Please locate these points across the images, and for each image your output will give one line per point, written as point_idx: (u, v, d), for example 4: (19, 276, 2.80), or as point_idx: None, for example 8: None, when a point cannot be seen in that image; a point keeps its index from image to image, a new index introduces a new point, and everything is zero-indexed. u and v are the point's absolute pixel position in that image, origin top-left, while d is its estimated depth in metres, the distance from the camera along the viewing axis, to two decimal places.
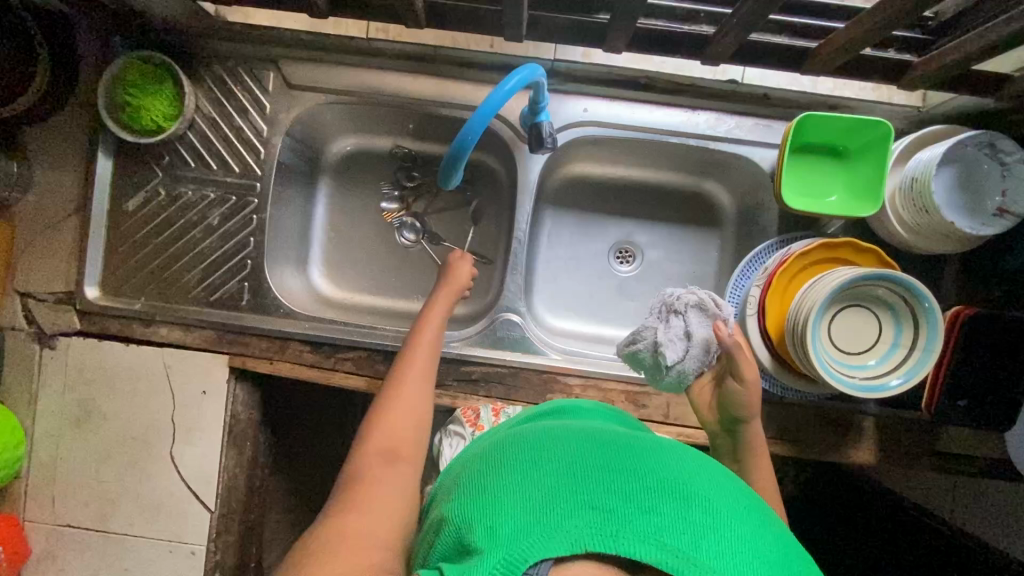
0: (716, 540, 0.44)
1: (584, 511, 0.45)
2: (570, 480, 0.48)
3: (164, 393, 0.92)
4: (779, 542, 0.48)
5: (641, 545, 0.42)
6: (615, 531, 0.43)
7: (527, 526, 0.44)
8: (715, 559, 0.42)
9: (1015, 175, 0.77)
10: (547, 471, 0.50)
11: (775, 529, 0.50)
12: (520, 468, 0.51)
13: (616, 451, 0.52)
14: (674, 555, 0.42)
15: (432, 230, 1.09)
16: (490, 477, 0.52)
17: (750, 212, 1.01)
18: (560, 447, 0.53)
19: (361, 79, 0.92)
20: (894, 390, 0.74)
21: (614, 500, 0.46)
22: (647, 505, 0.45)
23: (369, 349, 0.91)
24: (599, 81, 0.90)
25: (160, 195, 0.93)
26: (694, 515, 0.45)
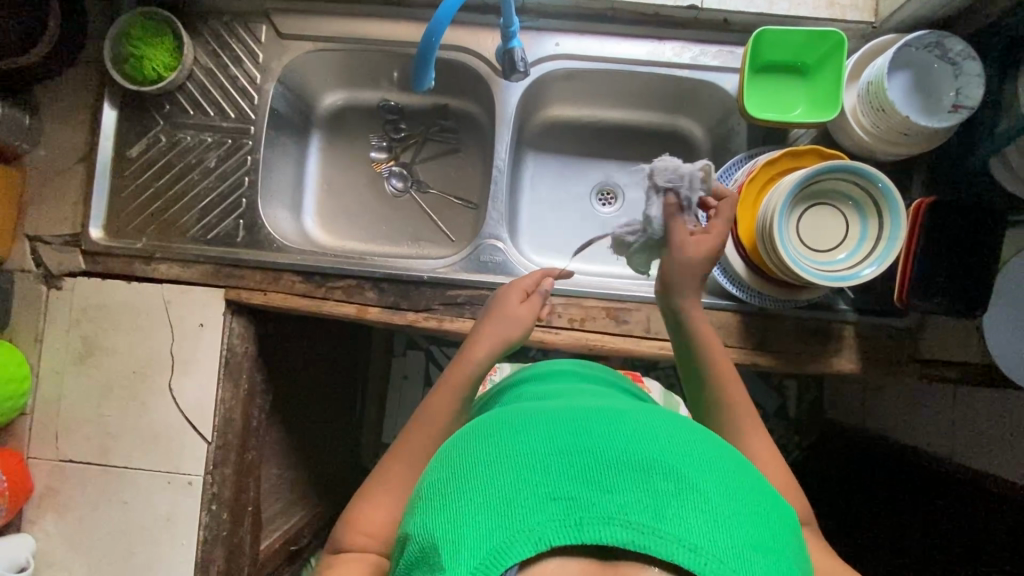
0: (680, 504, 0.43)
1: (543, 507, 0.43)
2: (521, 467, 0.46)
3: (162, 328, 0.95)
4: (753, 490, 0.47)
5: (605, 528, 0.42)
6: (576, 520, 0.42)
7: (489, 532, 0.43)
8: (681, 525, 0.42)
9: (966, 73, 0.81)
10: (500, 459, 0.47)
11: (750, 473, 0.49)
12: (469, 462, 0.48)
13: (567, 422, 0.50)
14: (639, 531, 0.41)
15: (420, 178, 1.14)
16: (442, 476, 0.49)
17: (723, 142, 1.05)
18: (507, 429, 0.51)
19: (345, 26, 0.99)
20: (869, 275, 0.76)
21: (571, 482, 0.44)
22: (606, 483, 0.44)
23: (359, 278, 0.94)
24: (568, 17, 0.95)
25: (162, 141, 0.99)
26: (657, 485, 0.44)
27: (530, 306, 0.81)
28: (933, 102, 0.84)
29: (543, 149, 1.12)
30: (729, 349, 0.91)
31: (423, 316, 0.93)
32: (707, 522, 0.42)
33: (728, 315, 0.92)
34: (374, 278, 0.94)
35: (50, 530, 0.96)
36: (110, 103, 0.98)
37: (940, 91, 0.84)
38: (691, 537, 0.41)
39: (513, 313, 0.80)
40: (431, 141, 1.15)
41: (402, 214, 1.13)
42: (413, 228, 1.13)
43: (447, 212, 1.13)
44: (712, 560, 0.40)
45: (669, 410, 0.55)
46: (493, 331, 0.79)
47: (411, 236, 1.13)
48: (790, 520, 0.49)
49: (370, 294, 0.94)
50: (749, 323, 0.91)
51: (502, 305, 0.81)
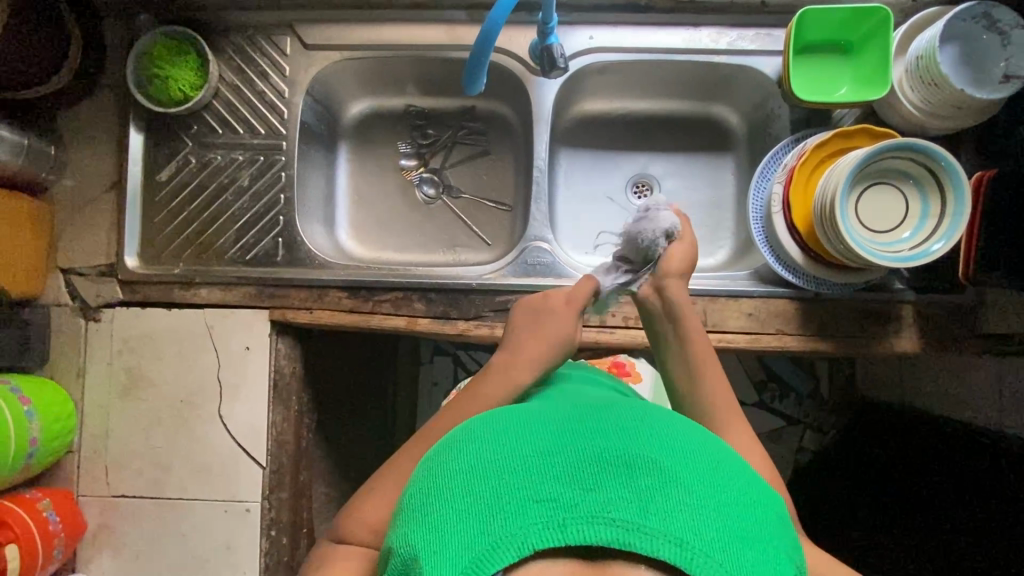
0: (664, 499, 0.43)
1: (527, 510, 0.43)
2: (502, 472, 0.46)
3: (208, 354, 0.93)
4: (739, 478, 0.47)
5: (587, 528, 0.41)
6: (559, 522, 0.42)
7: (474, 538, 0.42)
8: (664, 519, 0.41)
9: (1015, 43, 0.80)
10: (484, 464, 0.47)
11: (737, 463, 0.49)
12: (450, 469, 0.48)
13: (551, 426, 0.50)
14: (622, 528, 0.41)
15: (452, 183, 1.12)
16: (423, 485, 0.48)
17: (761, 127, 1.03)
18: (488, 433, 0.50)
19: (372, 33, 0.97)
20: (940, 250, 0.74)
21: (553, 484, 0.44)
22: (589, 483, 0.44)
23: (406, 289, 0.92)
24: (602, 9, 0.93)
25: (192, 163, 0.97)
26: (640, 480, 0.44)
27: (558, 327, 0.76)
28: (983, 73, 0.83)
29: (575, 145, 1.10)
30: (787, 337, 0.90)
31: (473, 324, 0.91)
32: (691, 514, 0.42)
33: (784, 303, 0.90)
34: (421, 288, 0.92)
35: (106, 567, 0.94)
36: (135, 127, 0.96)
37: (989, 62, 0.82)
38: (677, 530, 0.41)
39: (545, 326, 0.76)
40: (460, 145, 1.12)
41: (436, 221, 1.11)
42: (447, 234, 1.11)
43: (481, 216, 1.11)
44: (698, 554, 0.40)
45: (658, 406, 0.55)
46: (521, 337, 0.77)
47: (445, 242, 1.11)
48: (779, 506, 0.49)
49: (418, 305, 0.92)
50: (805, 310, 0.90)
51: (541, 311, 0.79)
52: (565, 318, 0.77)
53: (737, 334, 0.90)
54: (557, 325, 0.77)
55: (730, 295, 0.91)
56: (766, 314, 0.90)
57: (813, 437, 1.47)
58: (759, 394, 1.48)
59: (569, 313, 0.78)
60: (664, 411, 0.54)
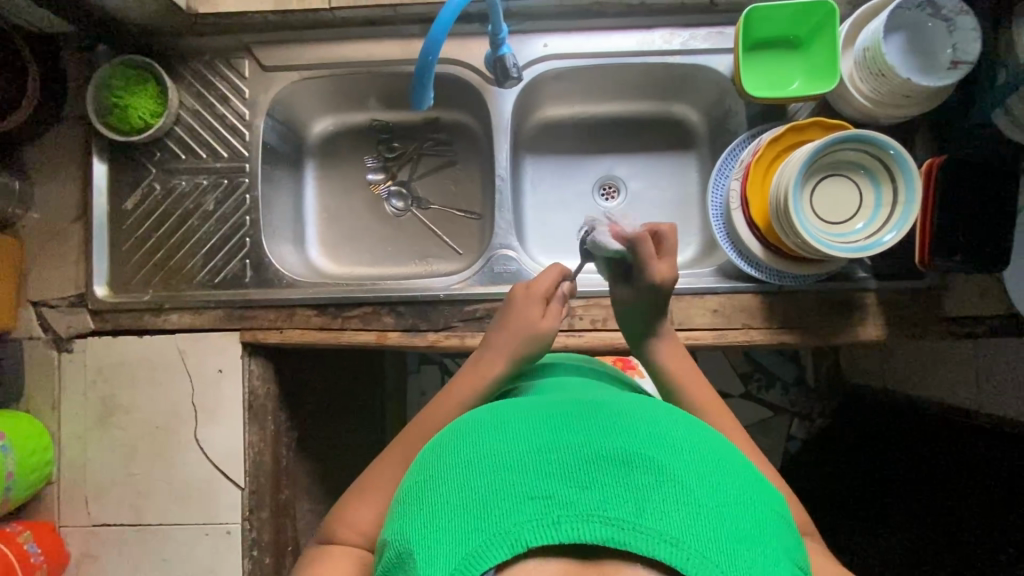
0: (661, 498, 0.44)
1: (522, 508, 0.44)
2: (500, 469, 0.47)
3: (182, 378, 0.94)
4: (740, 480, 0.48)
5: (584, 527, 0.42)
6: (554, 519, 0.43)
7: (470, 534, 0.43)
8: (661, 519, 0.43)
9: (960, 28, 0.80)
10: (482, 463, 0.48)
11: (736, 463, 0.51)
12: (450, 464, 0.50)
13: (548, 423, 0.52)
14: (618, 528, 0.42)
15: (419, 195, 1.13)
16: (422, 479, 0.50)
17: (721, 123, 1.04)
18: (488, 432, 0.52)
19: (331, 52, 0.97)
20: (891, 240, 0.75)
21: (551, 482, 0.45)
22: (586, 481, 0.45)
23: (375, 304, 0.93)
24: (555, 17, 0.94)
25: (156, 190, 0.97)
26: (636, 479, 0.45)
27: (523, 317, 0.78)
28: (930, 60, 0.83)
29: (539, 151, 1.11)
30: (754, 331, 0.91)
31: (443, 335, 0.92)
32: (688, 515, 0.43)
33: (749, 297, 0.91)
34: (389, 302, 0.93)
35: None
36: (99, 156, 0.96)
37: (936, 50, 0.83)
38: (671, 530, 0.42)
39: (509, 320, 0.79)
40: (427, 156, 1.13)
41: (405, 233, 1.12)
42: (417, 245, 1.11)
43: (451, 225, 1.12)
44: (693, 554, 0.41)
45: (661, 406, 0.57)
46: (492, 340, 0.79)
47: (416, 253, 1.11)
48: (780, 508, 0.50)
49: (387, 319, 0.93)
50: (769, 303, 0.91)
51: (504, 309, 0.81)
52: (526, 305, 0.80)
53: (705, 330, 0.91)
54: (521, 316, 0.79)
55: (694, 293, 0.92)
56: (731, 309, 0.91)
57: (801, 425, 1.47)
58: (744, 385, 1.47)
59: (531, 301, 0.80)
60: (664, 411, 0.56)
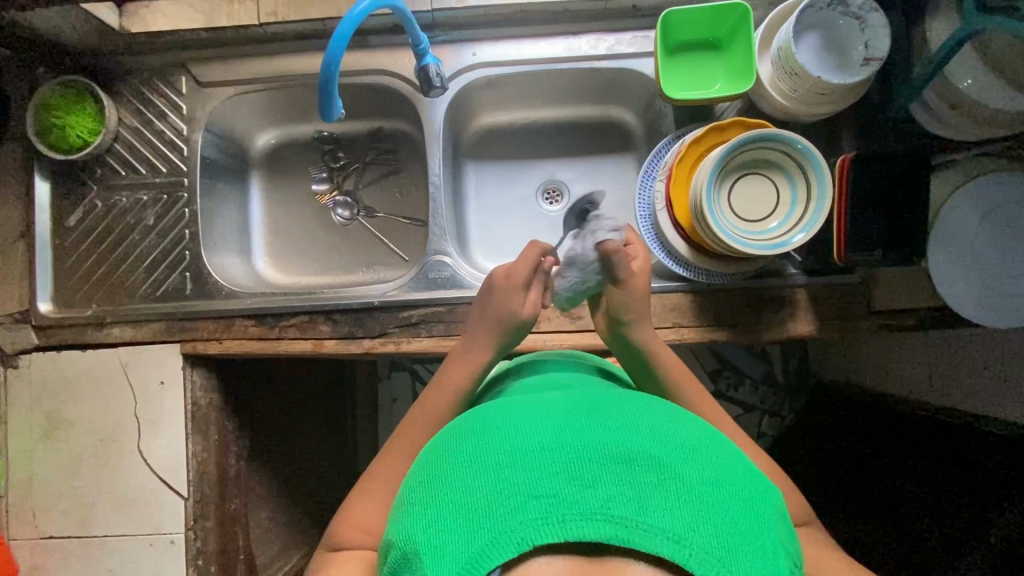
0: (663, 495, 0.44)
1: (525, 506, 0.44)
2: (504, 467, 0.47)
3: (124, 391, 0.95)
4: (740, 476, 0.48)
5: (587, 524, 0.42)
6: (558, 518, 0.43)
7: (473, 535, 0.43)
8: (664, 516, 0.42)
9: (871, 26, 0.80)
10: (484, 462, 0.48)
11: (734, 457, 0.51)
12: (453, 464, 0.49)
13: (546, 420, 0.51)
14: (623, 525, 0.42)
15: (366, 203, 1.14)
16: (427, 480, 0.50)
17: (656, 125, 1.05)
18: (487, 431, 0.51)
19: (265, 66, 0.99)
20: (800, 241, 0.77)
21: (553, 480, 0.45)
22: (587, 479, 0.44)
23: (311, 313, 0.94)
24: (484, 26, 0.96)
25: (98, 206, 0.99)
26: (637, 477, 0.45)
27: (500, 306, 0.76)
28: (845, 58, 0.84)
29: (482, 157, 1.12)
30: (685, 330, 0.92)
31: (379, 341, 0.93)
32: (691, 511, 0.43)
33: (680, 296, 0.92)
34: (325, 310, 0.94)
35: None
36: (41, 175, 0.98)
37: (851, 47, 0.84)
38: (675, 528, 0.42)
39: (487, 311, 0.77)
40: (371, 166, 1.14)
41: (352, 242, 1.13)
42: (364, 253, 1.13)
43: (397, 233, 1.12)
44: (697, 551, 0.41)
45: (660, 402, 0.57)
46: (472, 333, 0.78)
47: (365, 261, 1.12)
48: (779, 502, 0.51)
49: (324, 328, 0.94)
50: (700, 301, 0.92)
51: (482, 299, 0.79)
52: (503, 290, 0.77)
53: None
54: (497, 306, 0.77)
55: None
56: (663, 309, 0.92)
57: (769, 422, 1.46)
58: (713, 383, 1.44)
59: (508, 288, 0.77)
60: (664, 408, 0.55)
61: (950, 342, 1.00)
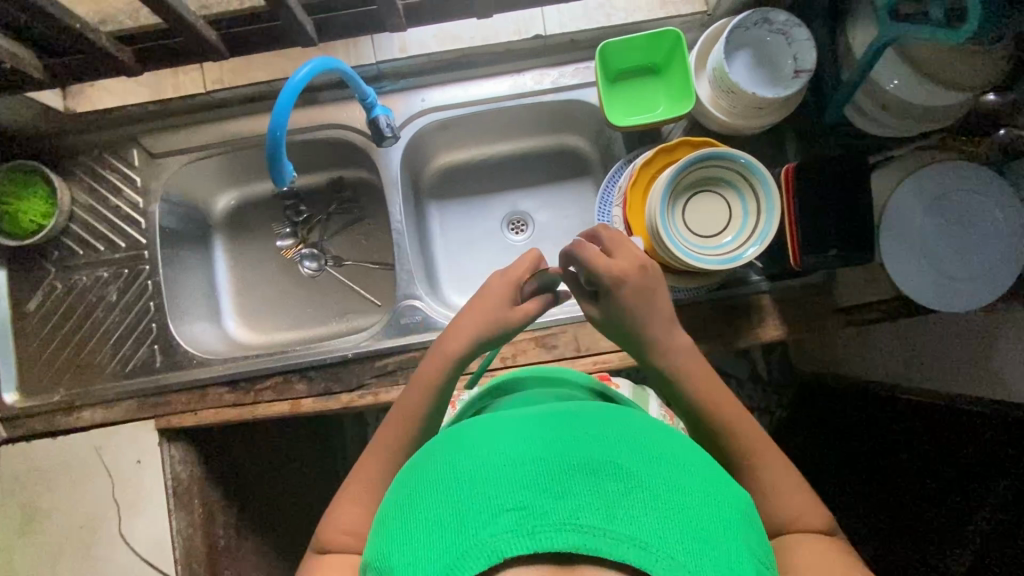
0: (632, 503, 0.43)
1: (496, 519, 0.43)
2: (475, 483, 0.46)
3: (101, 475, 0.92)
4: (710, 482, 0.48)
5: (555, 536, 0.41)
6: (528, 529, 0.42)
7: (447, 548, 0.43)
8: (632, 523, 0.42)
9: (796, 40, 0.84)
10: (460, 475, 0.47)
11: (705, 462, 0.51)
12: (428, 483, 0.49)
13: (523, 433, 0.51)
14: (590, 534, 0.41)
15: (333, 252, 1.13)
16: (403, 502, 0.49)
17: (608, 149, 1.08)
18: (465, 446, 0.51)
19: (219, 131, 1.00)
20: (753, 254, 0.79)
21: (523, 494, 0.44)
22: (556, 490, 0.44)
23: (284, 373, 0.93)
24: (428, 73, 0.98)
25: (57, 288, 0.98)
26: (607, 484, 0.44)
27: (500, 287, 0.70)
28: (777, 73, 0.87)
29: (444, 196, 1.13)
30: None
31: (358, 394, 0.92)
32: (658, 519, 0.43)
33: None
34: (298, 368, 0.93)
35: None
36: None
37: (781, 62, 0.87)
38: (642, 534, 0.41)
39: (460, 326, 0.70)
40: (335, 216, 1.14)
41: (323, 292, 1.12)
42: (336, 303, 1.12)
43: (367, 279, 1.12)
44: (663, 556, 0.41)
45: (640, 415, 0.56)
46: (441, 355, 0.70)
47: (338, 311, 1.12)
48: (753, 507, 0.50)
49: (299, 387, 0.93)
50: None
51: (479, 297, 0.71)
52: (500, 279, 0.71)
53: (613, 354, 0.93)
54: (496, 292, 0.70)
55: None
56: None
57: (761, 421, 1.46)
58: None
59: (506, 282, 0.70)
60: (641, 419, 0.55)
61: (919, 330, 1.03)
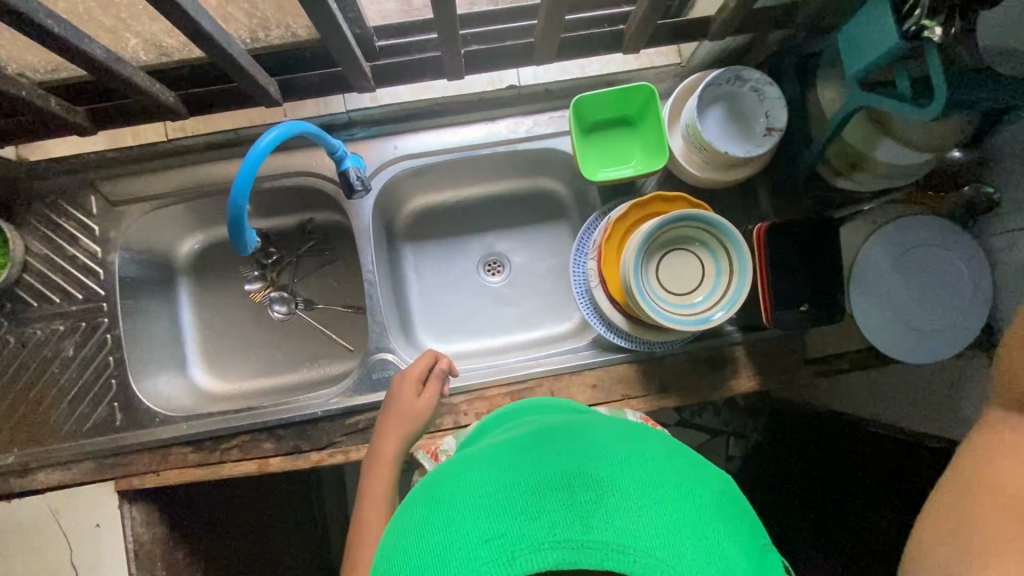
0: (604, 508, 0.44)
1: (474, 553, 0.42)
2: (450, 519, 0.45)
3: (57, 538, 0.86)
4: (679, 467, 0.49)
5: (534, 556, 0.41)
6: (508, 556, 0.41)
7: None
8: (607, 528, 0.42)
9: (768, 97, 0.85)
10: (435, 515, 0.46)
11: (672, 452, 0.52)
12: (403, 527, 0.47)
13: (492, 457, 0.50)
14: (568, 548, 0.41)
15: (304, 296, 1.10)
16: (381, 551, 0.47)
17: (584, 194, 1.08)
18: (437, 482, 0.49)
19: (181, 178, 0.96)
20: (719, 319, 0.80)
21: (498, 521, 0.43)
22: (530, 510, 0.43)
23: (252, 431, 0.91)
24: (400, 120, 0.96)
25: (10, 342, 0.93)
26: (578, 495, 0.44)
27: (401, 396, 0.85)
28: (749, 128, 0.88)
29: (418, 239, 1.11)
30: (633, 400, 0.93)
31: (327, 453, 0.90)
32: (632, 519, 0.43)
33: (624, 367, 0.94)
34: (267, 426, 0.90)
35: None
36: None
37: (753, 118, 0.87)
38: (617, 537, 0.42)
39: (382, 440, 0.82)
40: (305, 259, 1.11)
41: (294, 338, 1.10)
42: (307, 349, 1.09)
43: (341, 324, 1.10)
44: (641, 554, 0.41)
45: (604, 422, 0.58)
46: (380, 478, 0.79)
47: (309, 358, 1.09)
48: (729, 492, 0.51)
49: (268, 445, 0.90)
50: (644, 369, 0.94)
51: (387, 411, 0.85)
52: (402, 388, 0.86)
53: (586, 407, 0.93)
54: (403, 400, 0.84)
55: (572, 371, 0.94)
56: (609, 381, 0.93)
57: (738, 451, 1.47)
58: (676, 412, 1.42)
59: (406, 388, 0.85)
60: (605, 426, 0.56)
61: (889, 375, 1.05)
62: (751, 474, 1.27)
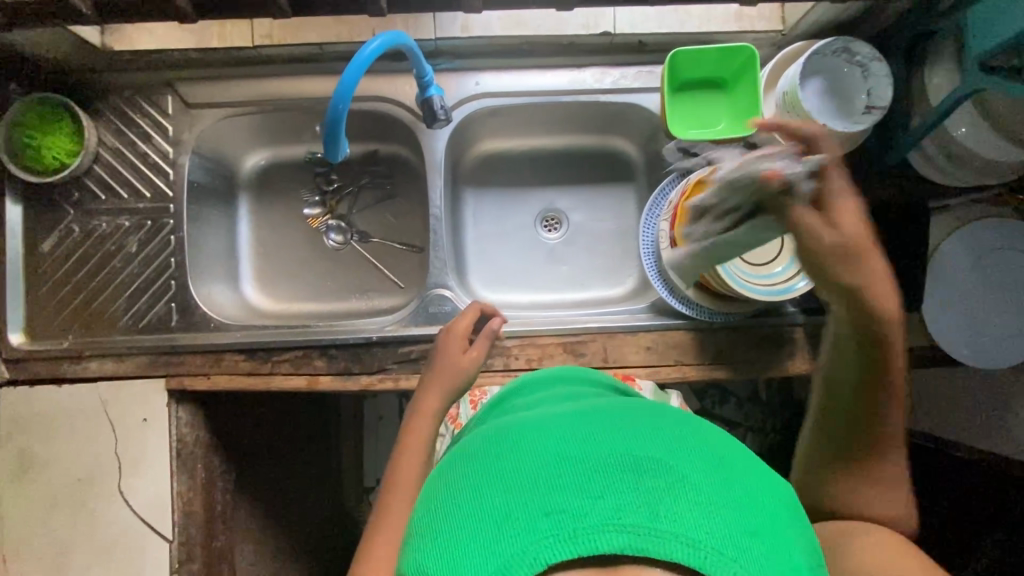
0: (674, 499, 0.41)
1: (535, 525, 0.40)
2: (512, 487, 0.43)
3: (105, 428, 0.88)
4: (751, 474, 0.46)
5: (597, 539, 0.39)
6: (570, 533, 0.39)
7: (487, 558, 0.40)
8: (676, 520, 0.39)
9: (874, 74, 0.82)
10: (495, 483, 0.44)
11: (742, 456, 0.48)
12: (460, 489, 0.46)
13: (555, 430, 0.48)
14: (634, 534, 0.39)
15: (360, 227, 1.09)
16: (434, 512, 0.46)
17: (656, 158, 1.06)
18: (497, 450, 0.48)
19: (259, 88, 0.95)
20: (803, 288, 0.78)
21: (562, 496, 0.41)
22: (596, 491, 0.41)
23: (306, 347, 0.91)
24: (486, 54, 0.95)
25: (75, 232, 0.94)
26: (647, 480, 0.42)
27: (449, 352, 0.81)
28: (848, 105, 0.86)
29: (481, 184, 1.10)
30: (686, 367, 0.92)
31: (376, 378, 0.90)
32: (703, 514, 0.40)
33: (681, 334, 0.93)
34: (320, 344, 0.91)
35: None
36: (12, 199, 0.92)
37: (853, 94, 0.85)
38: (688, 531, 0.39)
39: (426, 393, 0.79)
40: (365, 190, 1.10)
41: (346, 267, 1.09)
42: (357, 280, 1.09)
43: (394, 260, 1.09)
44: (712, 551, 0.38)
45: (669, 409, 0.54)
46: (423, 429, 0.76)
47: (358, 289, 1.09)
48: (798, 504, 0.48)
49: (319, 363, 0.91)
50: (700, 337, 0.93)
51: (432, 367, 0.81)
52: (449, 343, 0.83)
53: (638, 368, 0.92)
54: (451, 356, 0.81)
55: (628, 331, 0.93)
56: (664, 346, 0.93)
57: None
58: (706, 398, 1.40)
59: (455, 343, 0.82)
60: (671, 415, 0.52)
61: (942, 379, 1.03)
62: (776, 464, 1.26)
